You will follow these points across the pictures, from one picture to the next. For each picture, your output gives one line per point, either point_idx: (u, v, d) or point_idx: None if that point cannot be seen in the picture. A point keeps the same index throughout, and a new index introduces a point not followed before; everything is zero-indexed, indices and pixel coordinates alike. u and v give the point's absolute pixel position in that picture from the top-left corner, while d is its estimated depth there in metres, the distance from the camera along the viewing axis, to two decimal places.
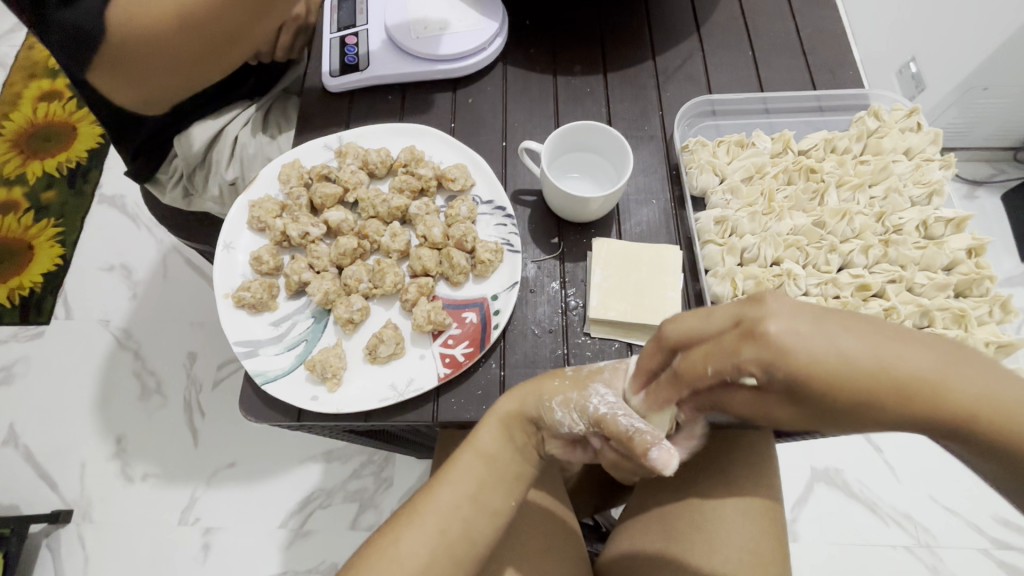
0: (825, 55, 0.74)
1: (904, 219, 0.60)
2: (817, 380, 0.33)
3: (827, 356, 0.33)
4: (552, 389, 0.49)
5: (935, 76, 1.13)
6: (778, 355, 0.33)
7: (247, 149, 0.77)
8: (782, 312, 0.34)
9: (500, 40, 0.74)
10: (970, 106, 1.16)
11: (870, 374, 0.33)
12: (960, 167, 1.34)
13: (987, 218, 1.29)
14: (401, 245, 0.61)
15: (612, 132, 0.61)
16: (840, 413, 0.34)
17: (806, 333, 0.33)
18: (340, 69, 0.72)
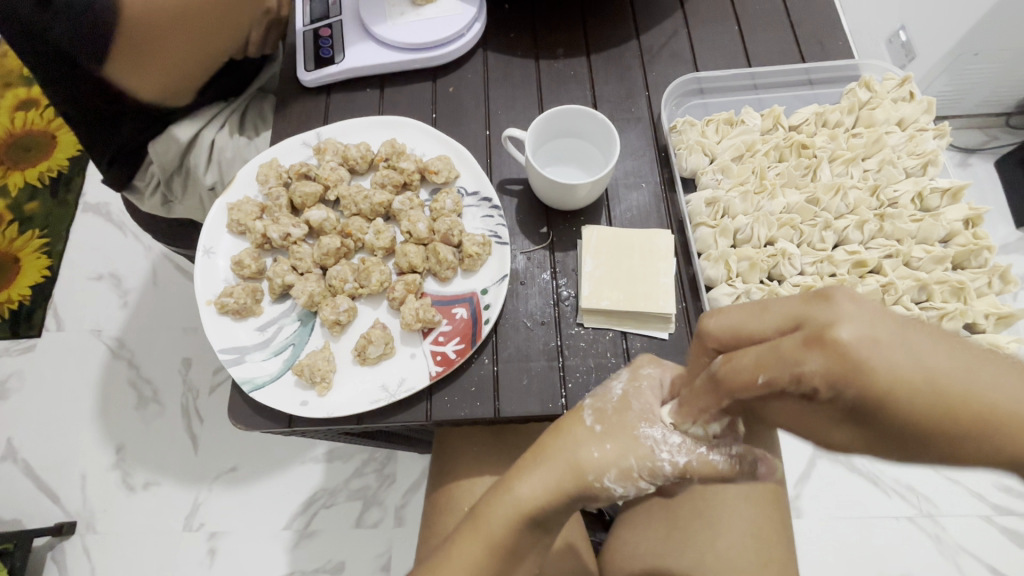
0: (813, 26, 0.72)
1: (899, 192, 0.59)
2: (901, 409, 0.25)
3: (912, 378, 0.25)
4: (593, 462, 0.41)
5: (925, 43, 1.12)
6: (851, 370, 0.25)
7: (225, 151, 0.75)
8: (862, 313, 0.26)
9: (478, 24, 0.71)
10: (962, 73, 1.14)
11: (962, 407, 0.25)
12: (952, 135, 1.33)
13: (981, 186, 1.29)
14: (386, 242, 0.59)
15: (598, 115, 0.58)
16: (924, 452, 0.27)
17: (886, 348, 0.25)
18: (315, 63, 0.70)
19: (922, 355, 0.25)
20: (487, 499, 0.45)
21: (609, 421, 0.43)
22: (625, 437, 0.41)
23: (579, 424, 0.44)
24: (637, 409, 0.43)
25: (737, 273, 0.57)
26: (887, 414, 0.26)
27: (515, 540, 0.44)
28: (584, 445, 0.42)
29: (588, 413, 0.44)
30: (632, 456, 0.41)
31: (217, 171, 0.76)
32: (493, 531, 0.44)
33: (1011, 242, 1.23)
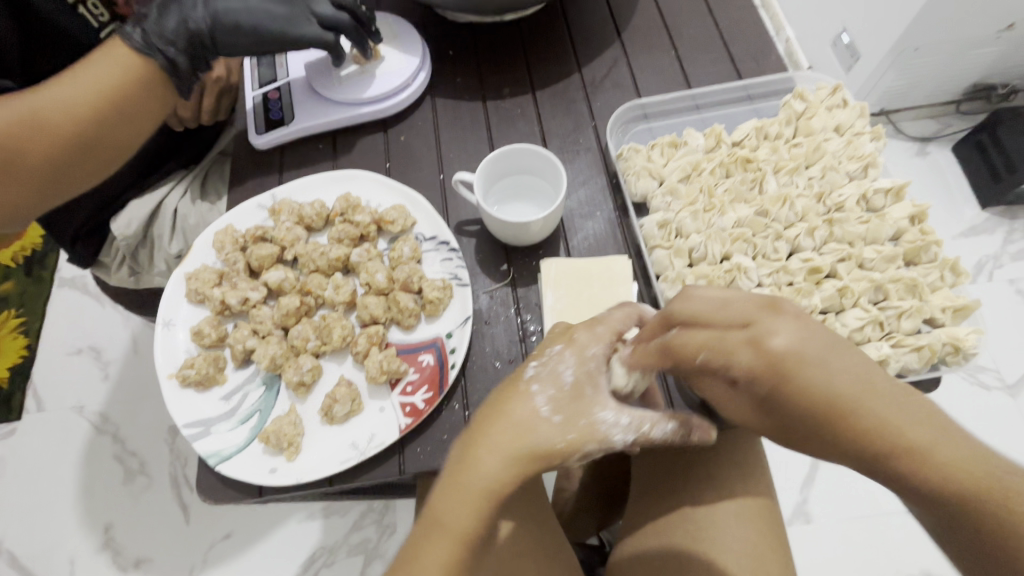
0: (746, 44, 0.75)
1: (844, 196, 0.60)
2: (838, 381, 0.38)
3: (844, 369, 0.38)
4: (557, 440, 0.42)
5: (868, 45, 1.17)
6: (783, 367, 0.38)
7: (187, 219, 0.76)
8: (799, 327, 0.40)
9: (423, 73, 0.73)
10: (907, 67, 1.18)
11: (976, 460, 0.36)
12: (908, 126, 1.36)
13: (942, 173, 1.32)
14: (345, 296, 0.59)
15: (543, 153, 0.60)
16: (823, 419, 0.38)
17: (838, 365, 0.39)
18: (265, 126, 0.71)
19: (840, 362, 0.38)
20: (446, 493, 0.41)
21: (566, 405, 0.44)
22: (583, 419, 0.43)
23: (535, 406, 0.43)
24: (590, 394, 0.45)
25: None
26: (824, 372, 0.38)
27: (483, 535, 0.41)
28: (541, 427, 0.42)
29: (543, 402, 0.43)
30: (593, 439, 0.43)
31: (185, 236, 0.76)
32: (456, 526, 0.40)
33: (978, 224, 1.26)
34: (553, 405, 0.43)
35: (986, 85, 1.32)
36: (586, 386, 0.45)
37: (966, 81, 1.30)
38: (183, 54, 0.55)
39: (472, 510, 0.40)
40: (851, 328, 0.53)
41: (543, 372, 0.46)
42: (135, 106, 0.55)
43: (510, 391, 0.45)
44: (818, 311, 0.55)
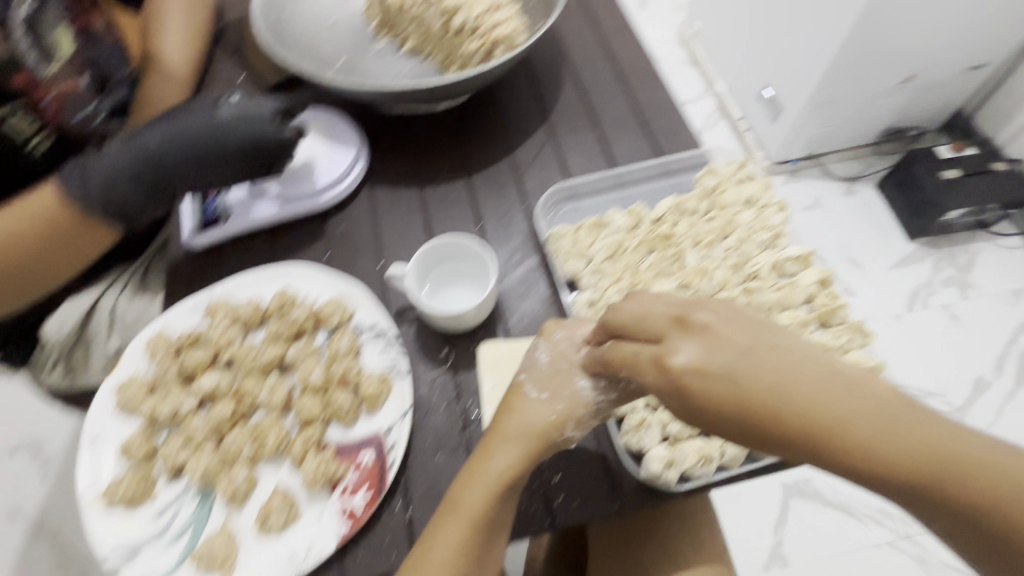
0: (663, 122, 0.81)
1: (758, 265, 0.64)
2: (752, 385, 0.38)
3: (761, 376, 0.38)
4: (543, 417, 0.51)
5: (790, 98, 1.27)
6: (689, 378, 0.40)
7: (123, 317, 0.77)
8: (704, 341, 0.41)
9: (359, 165, 0.76)
10: (826, 115, 1.27)
11: (891, 427, 0.35)
12: (838, 167, 1.43)
13: (870, 211, 1.38)
14: (280, 398, 0.58)
15: (471, 241, 0.62)
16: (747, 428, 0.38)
17: (746, 371, 0.38)
18: (203, 225, 0.72)
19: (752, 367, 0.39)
20: (461, 481, 0.51)
21: (547, 387, 0.53)
22: (562, 393, 0.52)
23: (522, 393, 0.53)
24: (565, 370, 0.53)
25: None
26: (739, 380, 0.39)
27: (496, 513, 0.49)
28: (534, 414, 0.51)
29: (530, 387, 0.53)
30: (576, 405, 0.51)
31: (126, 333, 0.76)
32: (467, 507, 0.49)
33: (908, 256, 1.33)
34: (538, 387, 0.53)
35: (898, 129, 1.40)
36: (564, 364, 0.53)
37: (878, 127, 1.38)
38: (104, 205, 0.65)
39: (480, 494, 0.49)
40: None
41: (528, 363, 0.55)
42: (49, 233, 0.65)
43: (511, 389, 0.54)
44: None
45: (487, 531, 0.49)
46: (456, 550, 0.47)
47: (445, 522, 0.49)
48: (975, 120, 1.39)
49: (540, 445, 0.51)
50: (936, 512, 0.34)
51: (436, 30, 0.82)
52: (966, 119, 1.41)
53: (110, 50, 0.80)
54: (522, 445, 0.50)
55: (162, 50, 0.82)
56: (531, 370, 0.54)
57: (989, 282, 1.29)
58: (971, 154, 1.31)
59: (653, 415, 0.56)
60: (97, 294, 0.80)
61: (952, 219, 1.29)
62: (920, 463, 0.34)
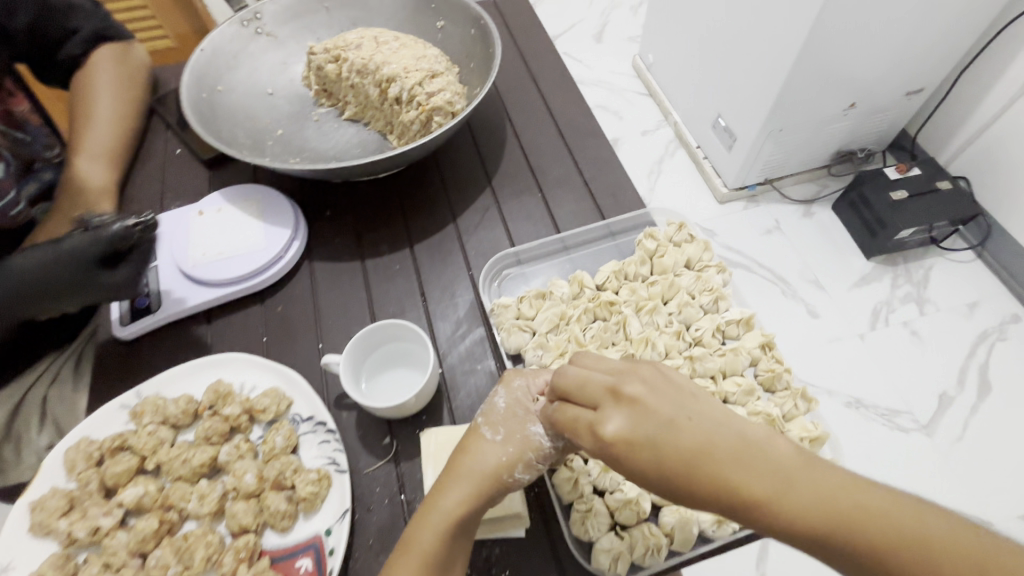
0: (605, 181, 0.82)
1: (701, 330, 0.63)
2: (675, 452, 0.38)
3: (682, 442, 0.38)
4: (497, 461, 0.49)
5: (741, 126, 1.11)
6: (616, 451, 0.40)
7: (56, 408, 0.73)
8: (633, 410, 0.40)
9: (297, 242, 0.74)
10: (779, 145, 1.12)
11: (805, 486, 0.35)
12: (790, 190, 1.26)
13: (828, 232, 1.20)
14: (210, 506, 0.55)
15: (406, 325, 0.61)
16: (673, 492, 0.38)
17: (669, 441, 0.38)
18: (131, 317, 0.69)
19: (675, 432, 0.38)
20: (415, 519, 0.47)
21: (503, 428, 0.51)
22: (517, 435, 0.50)
23: (477, 433, 0.51)
24: (521, 414, 0.52)
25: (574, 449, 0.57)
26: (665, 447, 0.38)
27: (448, 553, 0.46)
28: (489, 453, 0.49)
29: (486, 428, 0.51)
30: (527, 449, 0.49)
31: (54, 432, 0.71)
32: (421, 545, 0.45)
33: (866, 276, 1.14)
34: (492, 428, 0.51)
35: (849, 150, 1.22)
36: (520, 410, 0.52)
37: (831, 148, 1.20)
38: None
39: (435, 531, 0.45)
40: None
41: (487, 407, 0.53)
42: None
43: (469, 430, 0.52)
44: None
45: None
46: None
47: (398, 560, 0.45)
48: (917, 140, 1.24)
49: (490, 485, 0.48)
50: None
51: (375, 97, 0.82)
52: (910, 139, 1.25)
53: (37, 134, 0.82)
54: (472, 484, 0.48)
55: (90, 128, 0.79)
56: (489, 413, 0.53)
57: (947, 298, 1.10)
58: (915, 175, 1.15)
59: (601, 499, 0.54)
60: (30, 384, 0.75)
61: (905, 238, 1.12)
62: (837, 534, 0.33)
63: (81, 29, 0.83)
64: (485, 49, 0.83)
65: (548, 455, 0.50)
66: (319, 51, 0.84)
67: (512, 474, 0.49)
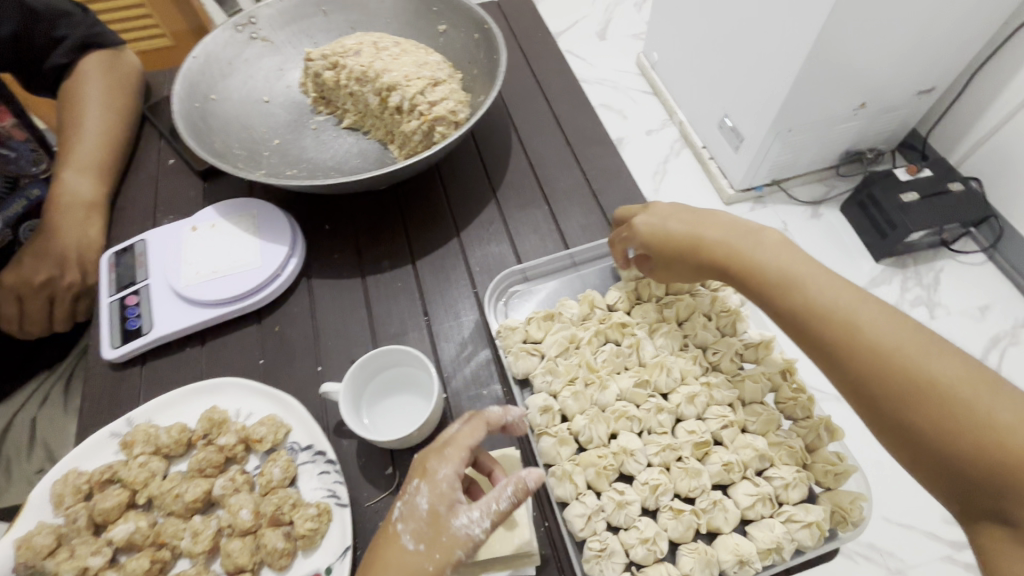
0: (614, 192, 0.79)
1: (719, 354, 0.60)
2: (770, 269, 0.51)
3: (775, 263, 0.51)
4: (425, 573, 0.44)
5: (749, 128, 1.07)
6: (732, 261, 0.54)
7: (46, 428, 0.71)
8: (772, 237, 0.53)
9: (295, 260, 0.70)
10: (785, 148, 1.09)
11: (883, 344, 0.43)
12: (795, 191, 1.22)
13: (837, 237, 1.16)
14: (204, 544, 0.52)
15: (409, 350, 0.58)
16: (761, 287, 0.51)
17: (769, 260, 0.51)
18: (121, 338, 0.66)
19: (775, 256, 0.51)
20: None
21: (429, 535, 0.45)
22: (440, 540, 0.45)
23: (398, 544, 0.45)
24: (444, 513, 0.46)
25: (586, 483, 0.54)
26: (758, 265, 0.52)
27: None
28: (411, 565, 0.44)
29: (408, 537, 0.45)
30: (455, 551, 0.44)
31: (42, 459, 0.69)
32: None
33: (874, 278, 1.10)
34: (415, 536, 0.45)
35: (859, 150, 1.19)
36: (443, 507, 0.46)
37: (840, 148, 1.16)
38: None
39: None
40: (743, 506, 0.52)
41: (406, 506, 0.47)
42: None
43: (385, 536, 0.46)
44: (709, 489, 0.53)
45: None
46: None
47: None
48: (929, 140, 1.20)
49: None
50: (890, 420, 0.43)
51: (375, 106, 0.78)
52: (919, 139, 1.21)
53: (21, 150, 0.78)
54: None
55: (80, 140, 0.76)
56: (410, 517, 0.46)
57: (957, 299, 1.07)
58: (926, 176, 1.11)
59: (616, 537, 0.52)
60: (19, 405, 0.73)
61: (915, 238, 1.09)
62: (868, 362, 0.43)
63: (68, 38, 0.80)
64: (490, 55, 0.80)
65: (478, 544, 0.46)
66: (318, 57, 0.81)
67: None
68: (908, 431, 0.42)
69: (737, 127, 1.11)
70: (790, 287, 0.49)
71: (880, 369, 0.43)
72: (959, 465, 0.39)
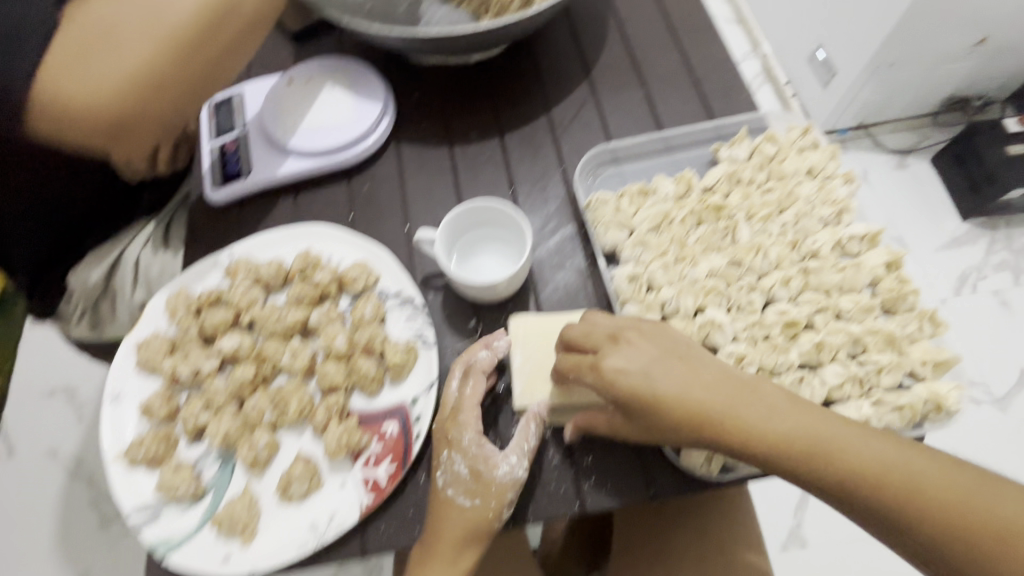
0: (716, 81, 0.74)
1: (819, 243, 0.58)
2: (682, 406, 0.43)
3: (681, 398, 0.43)
4: (482, 517, 0.49)
5: (844, 61, 1.09)
6: (630, 401, 0.45)
7: (149, 270, 0.72)
8: (626, 350, 0.46)
9: (387, 120, 0.71)
10: (882, 84, 1.09)
11: (875, 470, 0.40)
12: (886, 139, 1.24)
13: (923, 187, 1.20)
14: (303, 363, 0.56)
15: (505, 206, 0.58)
16: (698, 437, 0.43)
17: (667, 389, 0.44)
18: (222, 181, 0.68)
19: (659, 383, 0.44)
20: None
21: (480, 491, 0.49)
22: (489, 492, 0.49)
23: (453, 505, 0.49)
24: (485, 470, 0.50)
25: None
26: (654, 406, 0.44)
27: None
28: (471, 512, 0.49)
29: (460, 495, 0.49)
30: (505, 492, 0.50)
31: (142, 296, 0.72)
32: None
33: (959, 237, 1.17)
34: (467, 493, 0.49)
35: (962, 96, 1.21)
36: (483, 461, 0.50)
37: (943, 94, 1.18)
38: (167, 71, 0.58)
39: None
40: (831, 386, 0.51)
41: (448, 476, 0.50)
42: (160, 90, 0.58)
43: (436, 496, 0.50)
44: (796, 366, 0.53)
45: None
46: None
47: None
48: None
49: (482, 536, 0.49)
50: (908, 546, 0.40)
51: None
52: None
53: None
54: (460, 538, 0.48)
55: None
56: (455, 481, 0.50)
57: None
58: None
59: None
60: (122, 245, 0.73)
61: (1012, 199, 1.13)
62: (885, 487, 0.39)
63: None
64: None
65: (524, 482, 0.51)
66: None
67: (501, 516, 0.49)
68: (923, 552, 0.39)
69: (830, 60, 1.13)
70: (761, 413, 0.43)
71: (895, 493, 0.39)
72: None
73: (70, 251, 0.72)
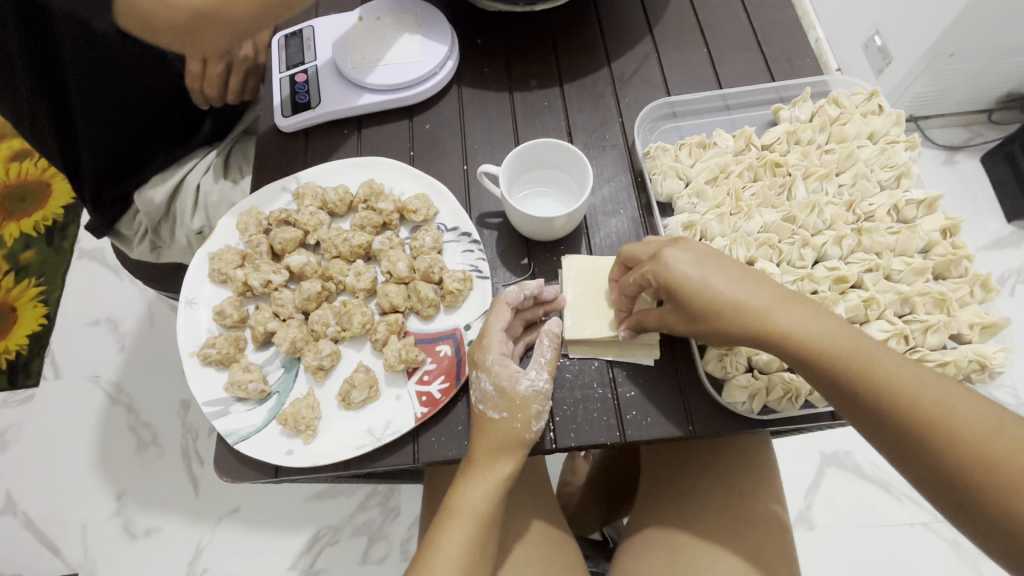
0: (780, 45, 0.74)
1: (875, 205, 0.59)
2: (729, 301, 0.45)
3: (731, 294, 0.45)
4: (519, 433, 0.52)
5: (901, 48, 1.05)
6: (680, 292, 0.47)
7: (210, 196, 0.75)
8: (688, 249, 0.48)
9: (452, 62, 0.72)
10: (938, 75, 1.06)
11: (906, 385, 0.41)
12: (936, 134, 1.22)
13: (970, 185, 1.19)
14: (366, 284, 0.60)
15: (570, 148, 0.59)
16: (738, 332, 0.45)
17: (719, 286, 0.46)
18: (292, 110, 0.71)
19: (712, 280, 0.46)
20: (454, 491, 0.52)
21: (507, 405, 0.52)
22: (516, 404, 0.52)
23: (488, 420, 0.52)
24: (508, 384, 0.52)
25: None
26: (703, 299, 0.46)
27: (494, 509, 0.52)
28: (512, 431, 0.52)
29: (491, 409, 0.52)
30: (533, 405, 0.52)
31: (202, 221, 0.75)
32: (468, 508, 0.51)
33: (1003, 238, 1.15)
34: (496, 407, 0.52)
35: (1021, 94, 1.18)
36: (506, 381, 0.52)
37: (1000, 89, 1.16)
38: None
39: (482, 494, 0.51)
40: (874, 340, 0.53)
41: (480, 393, 0.53)
42: None
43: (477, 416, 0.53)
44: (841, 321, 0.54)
45: (490, 527, 0.52)
46: (463, 550, 0.49)
47: (447, 528, 0.51)
48: None
49: (518, 448, 0.52)
50: (917, 459, 0.41)
51: None
52: None
53: None
54: (498, 452, 0.51)
55: None
56: (484, 397, 0.52)
57: None
58: None
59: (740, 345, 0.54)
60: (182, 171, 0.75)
61: None
62: (910, 400, 0.41)
63: None
64: None
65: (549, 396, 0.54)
66: None
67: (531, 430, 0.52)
68: (929, 468, 0.41)
69: (887, 47, 1.09)
70: (803, 318, 0.44)
71: (920, 407, 0.41)
72: (983, 509, 0.39)
73: (128, 170, 0.73)
